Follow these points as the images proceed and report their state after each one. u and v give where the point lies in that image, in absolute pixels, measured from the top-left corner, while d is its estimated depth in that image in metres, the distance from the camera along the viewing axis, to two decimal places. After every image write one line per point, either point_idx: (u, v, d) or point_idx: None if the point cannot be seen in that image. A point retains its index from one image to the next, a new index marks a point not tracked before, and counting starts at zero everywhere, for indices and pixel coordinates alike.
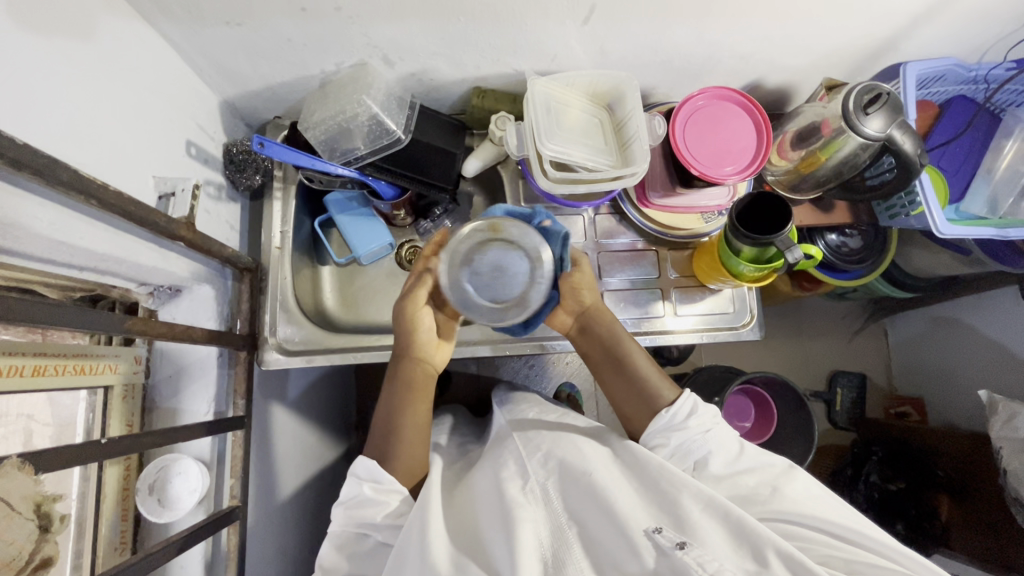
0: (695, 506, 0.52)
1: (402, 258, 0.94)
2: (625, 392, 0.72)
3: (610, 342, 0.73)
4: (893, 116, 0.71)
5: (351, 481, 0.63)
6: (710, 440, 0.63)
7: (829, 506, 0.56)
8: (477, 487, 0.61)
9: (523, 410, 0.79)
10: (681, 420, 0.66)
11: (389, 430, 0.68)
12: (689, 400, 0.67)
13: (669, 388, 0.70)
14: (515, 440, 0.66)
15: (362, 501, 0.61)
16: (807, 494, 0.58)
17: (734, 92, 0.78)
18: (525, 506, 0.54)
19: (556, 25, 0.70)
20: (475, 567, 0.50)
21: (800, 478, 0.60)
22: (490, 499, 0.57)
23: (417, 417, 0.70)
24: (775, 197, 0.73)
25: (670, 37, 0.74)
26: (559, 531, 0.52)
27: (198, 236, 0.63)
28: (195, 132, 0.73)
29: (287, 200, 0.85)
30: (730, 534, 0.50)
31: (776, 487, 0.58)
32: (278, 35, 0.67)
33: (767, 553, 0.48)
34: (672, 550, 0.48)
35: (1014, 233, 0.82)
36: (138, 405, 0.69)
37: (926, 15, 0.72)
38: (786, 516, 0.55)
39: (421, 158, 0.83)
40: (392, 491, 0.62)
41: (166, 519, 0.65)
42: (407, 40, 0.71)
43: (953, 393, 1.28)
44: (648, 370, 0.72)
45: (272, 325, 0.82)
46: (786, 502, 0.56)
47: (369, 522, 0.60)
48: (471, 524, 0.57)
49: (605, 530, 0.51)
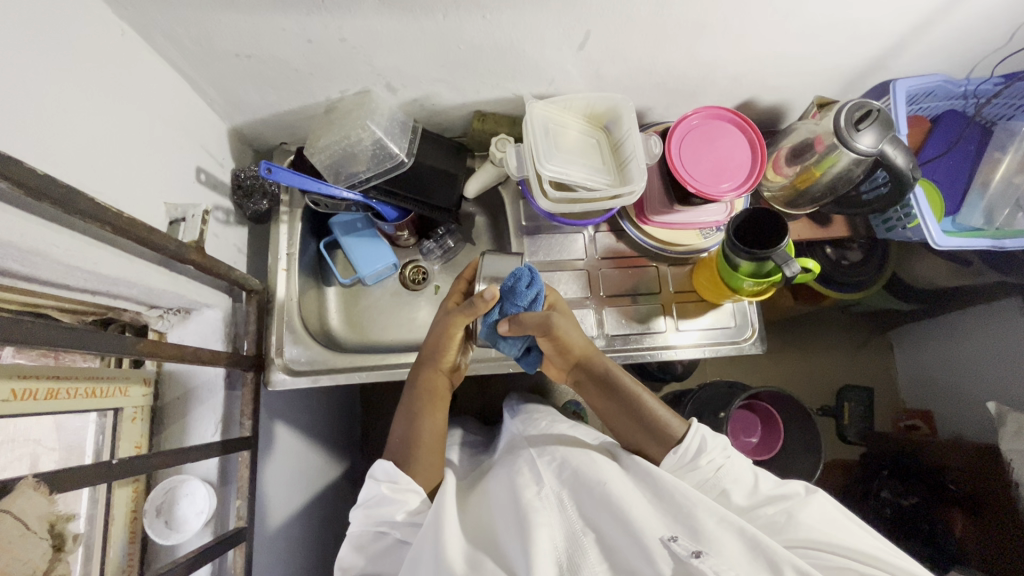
0: (711, 519, 0.52)
1: (407, 278, 0.96)
2: (631, 428, 0.70)
3: (610, 387, 0.73)
4: (885, 131, 0.73)
5: (369, 482, 0.63)
6: (724, 476, 0.63)
7: (848, 530, 0.57)
8: (492, 495, 0.62)
9: (536, 419, 0.81)
10: (692, 457, 0.64)
11: (410, 441, 0.68)
12: (698, 434, 0.66)
13: (676, 422, 0.68)
14: (530, 451, 0.67)
15: (378, 502, 0.60)
16: (824, 518, 0.58)
17: (730, 112, 0.80)
18: (540, 511, 0.54)
19: (552, 51, 0.72)
20: (489, 564, 0.51)
21: (815, 503, 0.59)
22: (504, 507, 0.57)
23: (436, 424, 0.71)
24: (771, 213, 0.74)
25: (663, 60, 0.76)
26: (573, 538, 0.52)
27: (207, 259, 0.64)
28: (204, 158, 0.76)
29: (293, 223, 0.87)
30: (746, 547, 0.50)
31: (791, 513, 0.58)
32: (284, 65, 0.70)
33: (783, 569, 0.48)
34: (688, 558, 0.48)
35: (1010, 243, 0.85)
36: (146, 427, 0.70)
37: (913, 33, 0.74)
38: (812, 543, 0.55)
39: (424, 180, 0.84)
40: (409, 491, 0.61)
41: (173, 541, 0.66)
42: (409, 68, 0.73)
43: (958, 404, 1.26)
44: (652, 407, 0.70)
45: (278, 346, 0.83)
46: (804, 530, 0.56)
47: (387, 520, 0.59)
48: (486, 530, 0.57)
49: (621, 539, 0.51)
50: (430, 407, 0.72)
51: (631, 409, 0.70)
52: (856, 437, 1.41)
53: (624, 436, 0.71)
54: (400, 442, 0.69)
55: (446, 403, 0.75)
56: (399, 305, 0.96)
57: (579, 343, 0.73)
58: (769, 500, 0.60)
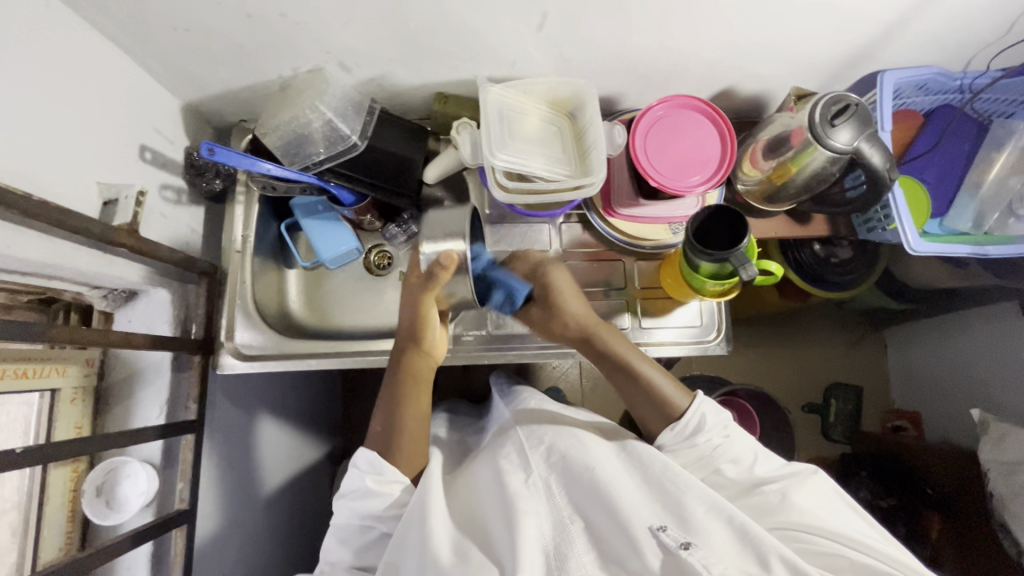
0: (699, 508, 0.55)
1: (371, 263, 0.95)
2: (639, 400, 0.71)
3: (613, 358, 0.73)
4: (862, 128, 0.69)
5: (353, 474, 0.64)
6: (720, 454, 0.65)
7: (836, 514, 0.59)
8: (478, 480, 0.63)
9: (525, 397, 0.80)
10: (689, 435, 0.66)
11: (391, 426, 0.68)
12: (698, 412, 0.67)
13: (681, 396, 0.70)
14: (515, 431, 0.69)
15: (364, 495, 0.62)
16: (818, 501, 0.59)
17: (703, 102, 0.75)
18: (527, 498, 0.56)
19: (509, 32, 0.68)
20: (476, 551, 0.53)
21: (812, 484, 0.61)
22: (492, 494, 0.59)
23: (421, 408, 0.71)
24: (730, 210, 0.68)
25: (630, 44, 0.71)
26: (561, 526, 0.55)
27: (143, 242, 0.63)
28: (150, 136, 0.73)
29: (249, 205, 0.85)
30: (735, 537, 0.52)
31: (785, 495, 0.60)
32: (226, 40, 0.67)
33: (770, 561, 0.50)
34: (677, 550, 0.50)
35: (993, 250, 0.80)
36: (88, 408, 0.70)
37: (901, 20, 0.68)
38: (801, 526, 0.57)
39: (379, 164, 0.80)
40: (394, 482, 0.63)
41: (112, 522, 0.67)
42: (359, 46, 0.70)
43: (951, 409, 1.23)
44: (658, 380, 0.71)
45: (229, 329, 0.81)
46: (796, 512, 0.58)
47: (374, 514, 0.60)
48: (476, 517, 0.59)
49: (609, 528, 0.53)
50: (416, 388, 0.73)
51: (640, 385, 0.71)
52: (840, 436, 1.41)
53: (631, 406, 0.73)
54: (383, 428, 0.68)
55: (429, 380, 0.75)
56: (362, 290, 0.95)
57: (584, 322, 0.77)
58: (765, 480, 0.62)
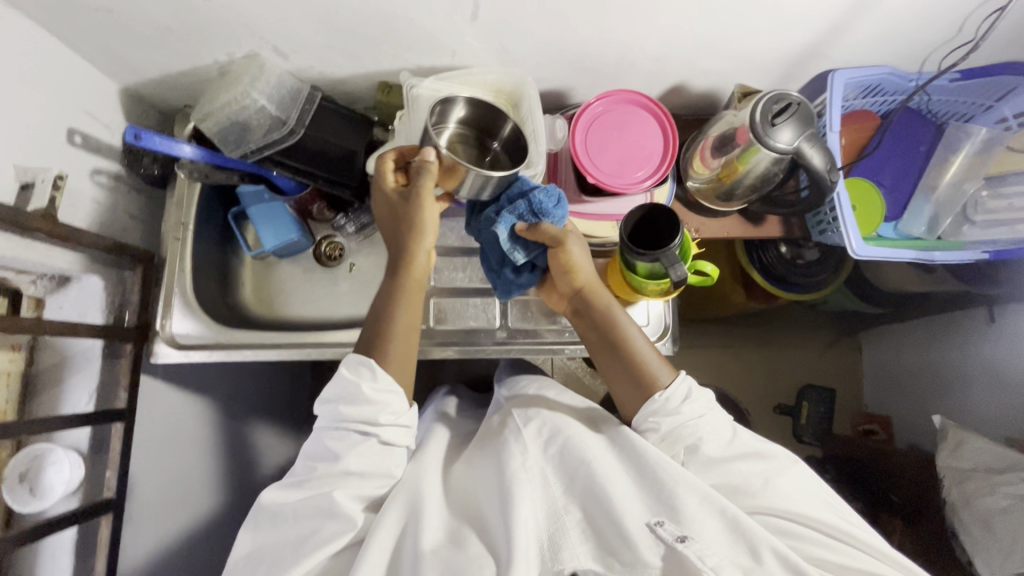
0: (691, 499, 0.54)
1: (321, 253, 0.92)
2: (619, 371, 0.68)
3: (604, 321, 0.70)
4: (803, 128, 0.68)
5: (345, 380, 0.60)
6: (702, 426, 0.63)
7: (815, 504, 0.60)
8: (479, 466, 0.64)
9: (522, 386, 0.80)
10: (674, 405, 0.63)
11: (380, 332, 0.64)
12: (684, 382, 0.65)
13: (665, 369, 0.66)
14: (514, 419, 0.70)
15: (357, 399, 0.59)
16: (799, 487, 0.60)
17: (638, 94, 0.74)
18: (525, 486, 0.57)
19: (443, 20, 0.66)
20: (475, 537, 0.55)
21: (794, 471, 0.62)
22: (490, 481, 0.60)
23: (412, 318, 0.66)
24: (663, 212, 0.67)
25: (571, 37, 0.70)
26: (556, 516, 0.56)
27: (60, 227, 0.63)
28: (82, 119, 0.72)
29: (191, 191, 0.84)
30: (726, 527, 0.53)
31: (768, 479, 0.60)
32: (154, 23, 0.65)
33: (761, 551, 0.51)
34: (673, 543, 0.51)
35: (937, 257, 0.78)
36: (14, 394, 0.69)
37: (846, 19, 0.66)
38: (779, 512, 0.58)
39: (320, 152, 0.79)
40: (389, 392, 0.60)
41: (33, 509, 0.65)
42: (292, 32, 0.68)
43: (914, 413, 1.23)
44: (644, 351, 0.68)
45: (165, 318, 0.80)
46: (775, 498, 0.59)
47: (369, 418, 0.58)
48: (474, 503, 0.60)
49: (604, 522, 0.54)
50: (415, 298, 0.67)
51: (623, 354, 0.68)
52: (811, 437, 1.40)
53: (609, 379, 0.69)
54: (371, 331, 0.64)
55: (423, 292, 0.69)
56: (312, 281, 0.94)
57: (584, 274, 0.71)
58: (743, 455, 0.62)
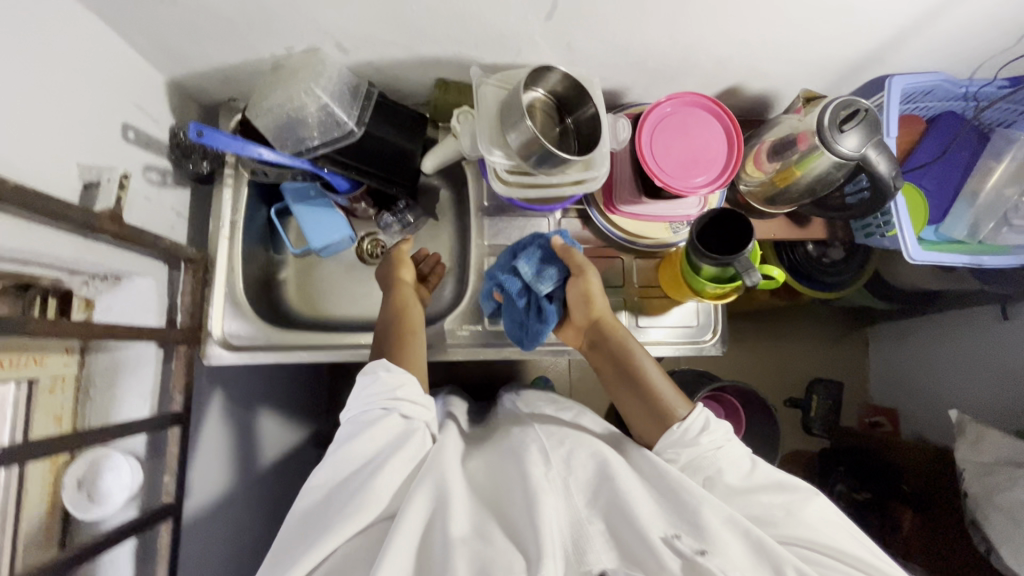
0: (716, 518, 0.53)
1: (363, 252, 0.92)
2: (635, 404, 0.70)
3: (620, 354, 0.73)
4: (870, 135, 0.69)
5: (365, 376, 0.64)
6: (721, 457, 0.62)
7: (840, 531, 0.58)
8: (498, 472, 0.61)
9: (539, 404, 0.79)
10: (692, 435, 0.63)
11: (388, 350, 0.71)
12: (701, 415, 0.65)
13: (681, 403, 0.68)
14: (533, 428, 0.67)
15: (377, 387, 0.62)
16: (824, 517, 0.58)
17: (705, 98, 0.74)
18: (549, 494, 0.54)
19: (517, 19, 0.65)
20: (500, 533, 0.52)
21: (816, 501, 0.59)
22: (514, 482, 0.57)
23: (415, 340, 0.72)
24: (737, 215, 0.68)
25: (639, 39, 0.69)
26: (579, 524, 0.52)
27: (126, 228, 0.61)
28: (133, 113, 0.69)
29: (239, 188, 0.82)
30: (750, 549, 0.52)
31: (791, 510, 0.58)
32: (218, 16, 0.63)
33: (784, 569, 0.50)
34: (694, 556, 0.49)
35: (987, 260, 0.80)
36: (69, 399, 0.67)
37: (912, 28, 0.67)
38: (806, 541, 0.56)
39: (377, 151, 0.78)
40: (403, 378, 0.64)
41: (94, 516, 0.65)
42: (358, 28, 0.66)
43: (925, 408, 1.26)
44: (659, 384, 0.70)
45: (215, 317, 0.79)
46: (800, 528, 0.57)
47: (389, 396, 0.62)
48: (496, 501, 0.57)
49: (627, 532, 0.51)
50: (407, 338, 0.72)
51: (640, 385, 0.70)
52: (821, 430, 1.41)
53: (627, 411, 0.72)
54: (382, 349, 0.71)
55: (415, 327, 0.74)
56: (353, 280, 0.93)
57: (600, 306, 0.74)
58: (765, 487, 0.60)
